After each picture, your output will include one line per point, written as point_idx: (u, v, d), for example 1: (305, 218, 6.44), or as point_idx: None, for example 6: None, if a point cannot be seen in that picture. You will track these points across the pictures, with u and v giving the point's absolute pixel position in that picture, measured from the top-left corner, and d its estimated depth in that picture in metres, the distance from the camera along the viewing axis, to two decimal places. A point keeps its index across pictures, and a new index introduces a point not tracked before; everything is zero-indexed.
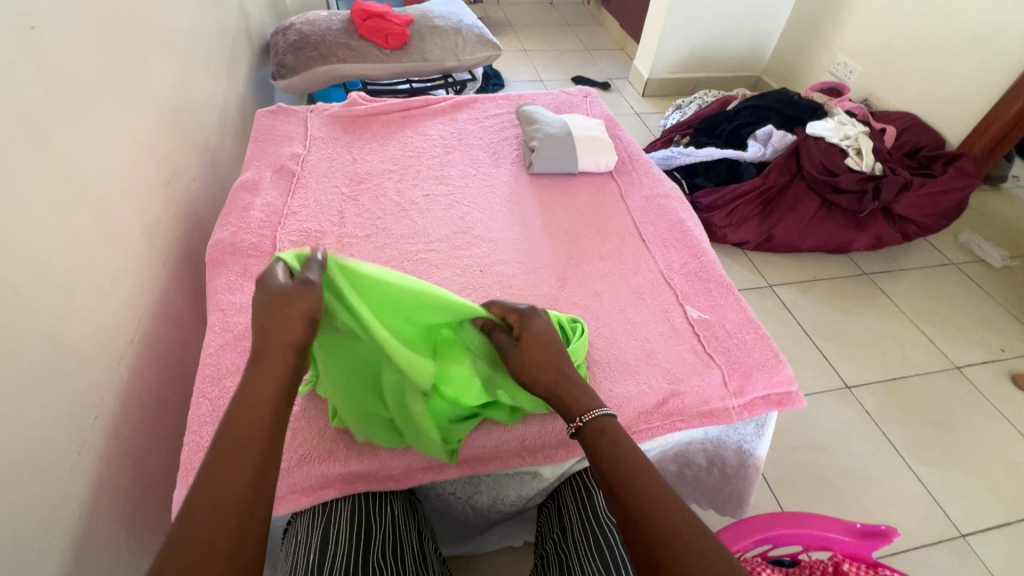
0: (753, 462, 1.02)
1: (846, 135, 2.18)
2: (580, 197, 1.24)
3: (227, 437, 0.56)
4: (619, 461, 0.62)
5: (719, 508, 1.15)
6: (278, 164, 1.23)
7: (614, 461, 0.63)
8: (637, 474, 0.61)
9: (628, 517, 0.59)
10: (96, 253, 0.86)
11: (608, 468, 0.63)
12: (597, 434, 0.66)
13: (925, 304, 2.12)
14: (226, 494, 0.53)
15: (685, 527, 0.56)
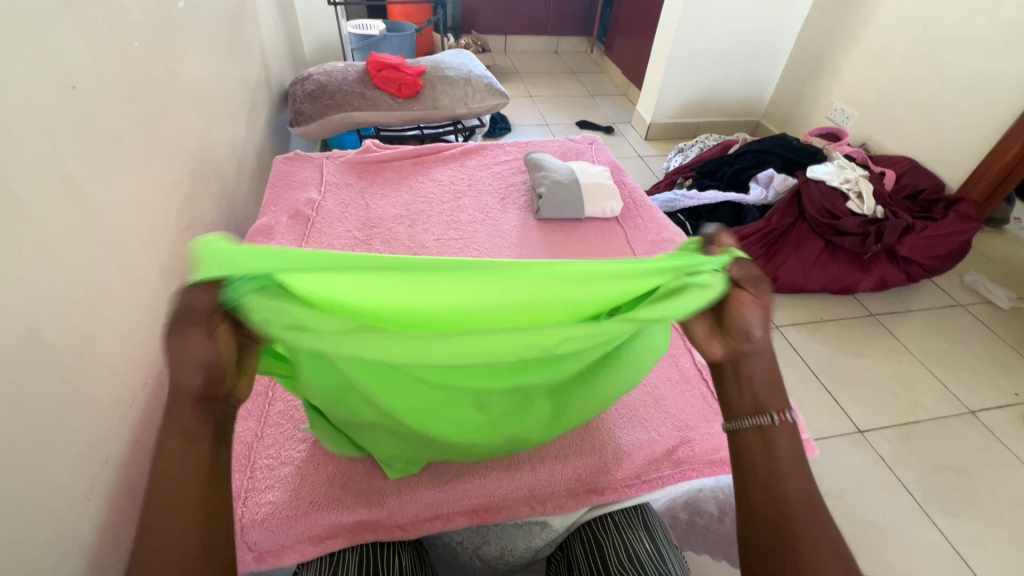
0: None
1: (846, 178, 2.24)
2: (587, 241, 1.27)
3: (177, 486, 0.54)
4: (778, 454, 0.62)
5: (732, 559, 1.11)
6: (293, 209, 1.27)
7: (775, 452, 0.62)
8: (791, 475, 0.61)
9: (766, 489, 0.61)
10: (117, 298, 0.88)
11: (762, 450, 0.63)
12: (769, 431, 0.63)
13: (935, 346, 2.11)
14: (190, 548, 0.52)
15: (815, 537, 0.58)
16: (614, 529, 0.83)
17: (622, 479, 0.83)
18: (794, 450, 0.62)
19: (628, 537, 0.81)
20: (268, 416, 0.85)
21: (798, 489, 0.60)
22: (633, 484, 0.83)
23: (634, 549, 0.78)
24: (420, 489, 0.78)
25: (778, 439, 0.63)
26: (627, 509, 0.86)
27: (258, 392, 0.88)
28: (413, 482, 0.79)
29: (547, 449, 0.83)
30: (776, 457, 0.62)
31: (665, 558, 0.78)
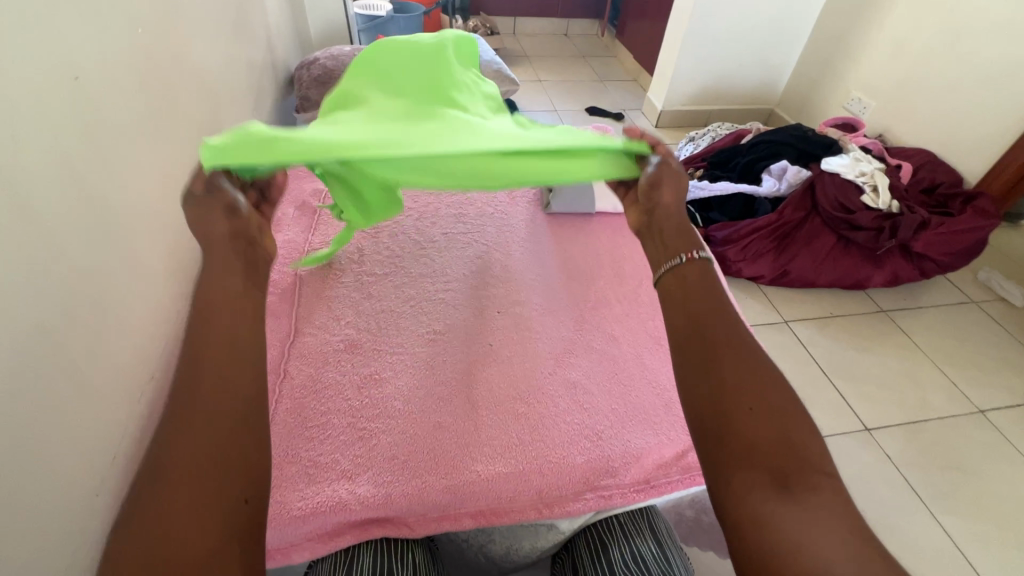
0: None
1: (861, 171, 2.20)
2: (598, 236, 1.24)
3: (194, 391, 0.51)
4: (691, 288, 0.69)
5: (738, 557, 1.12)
6: (300, 200, 1.25)
7: (688, 288, 0.69)
8: (708, 304, 0.66)
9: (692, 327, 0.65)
10: (124, 292, 0.87)
11: (679, 291, 0.69)
12: (679, 269, 0.71)
13: (945, 343, 2.09)
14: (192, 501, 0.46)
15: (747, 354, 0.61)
16: (620, 531, 0.83)
17: (629, 483, 0.82)
18: (706, 283, 0.69)
19: (634, 538, 0.81)
20: (276, 412, 0.85)
21: (728, 339, 0.63)
22: (642, 490, 0.82)
23: (638, 550, 0.79)
24: (426, 490, 0.77)
25: (690, 272, 0.70)
26: (633, 511, 0.86)
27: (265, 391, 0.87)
28: (419, 482, 0.77)
29: (555, 452, 0.82)
30: (694, 296, 0.68)
31: (670, 560, 0.78)
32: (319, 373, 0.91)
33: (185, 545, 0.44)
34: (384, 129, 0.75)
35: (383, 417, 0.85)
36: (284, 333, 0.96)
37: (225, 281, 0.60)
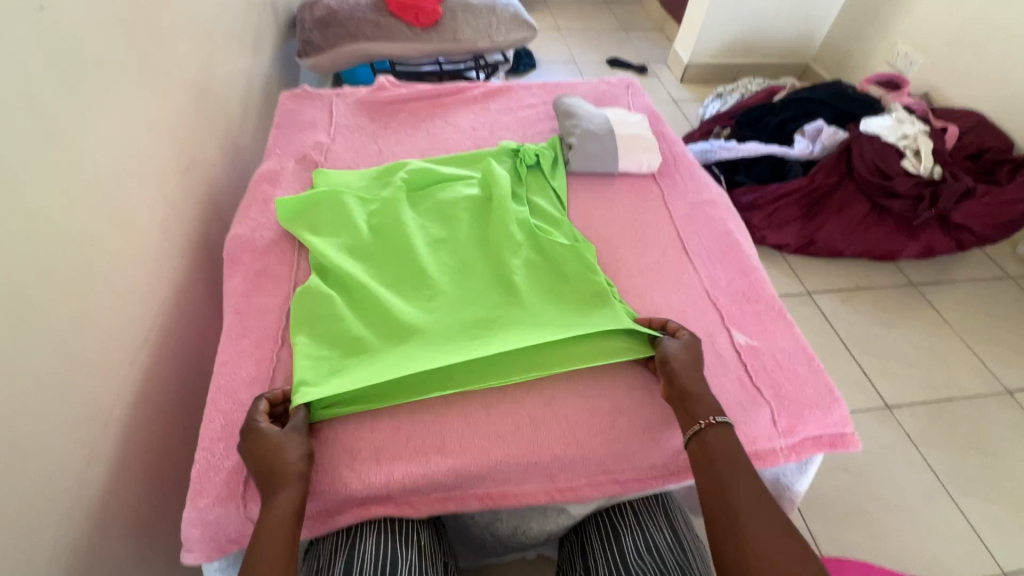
0: (790, 496, 0.96)
1: (904, 134, 2.02)
2: (620, 199, 1.14)
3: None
4: (710, 447, 0.69)
5: None
6: (300, 153, 1.16)
7: (707, 447, 0.69)
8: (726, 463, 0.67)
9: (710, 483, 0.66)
10: (110, 251, 0.81)
11: (701, 451, 0.69)
12: (704, 438, 0.70)
13: (977, 320, 1.99)
14: None
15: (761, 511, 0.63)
16: (633, 518, 0.78)
17: (646, 468, 0.77)
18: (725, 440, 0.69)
19: (647, 525, 0.77)
20: (275, 381, 0.80)
21: (745, 491, 0.65)
22: (661, 476, 0.78)
23: (653, 538, 0.75)
24: (429, 466, 0.73)
25: (712, 438, 0.70)
26: (647, 497, 0.82)
27: (265, 359, 0.82)
28: (423, 457, 0.73)
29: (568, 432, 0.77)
30: (714, 455, 0.68)
31: (686, 549, 0.74)
32: None
33: None
34: (418, 315, 0.85)
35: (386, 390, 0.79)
36: (282, 298, 0.90)
37: (279, 500, 0.62)
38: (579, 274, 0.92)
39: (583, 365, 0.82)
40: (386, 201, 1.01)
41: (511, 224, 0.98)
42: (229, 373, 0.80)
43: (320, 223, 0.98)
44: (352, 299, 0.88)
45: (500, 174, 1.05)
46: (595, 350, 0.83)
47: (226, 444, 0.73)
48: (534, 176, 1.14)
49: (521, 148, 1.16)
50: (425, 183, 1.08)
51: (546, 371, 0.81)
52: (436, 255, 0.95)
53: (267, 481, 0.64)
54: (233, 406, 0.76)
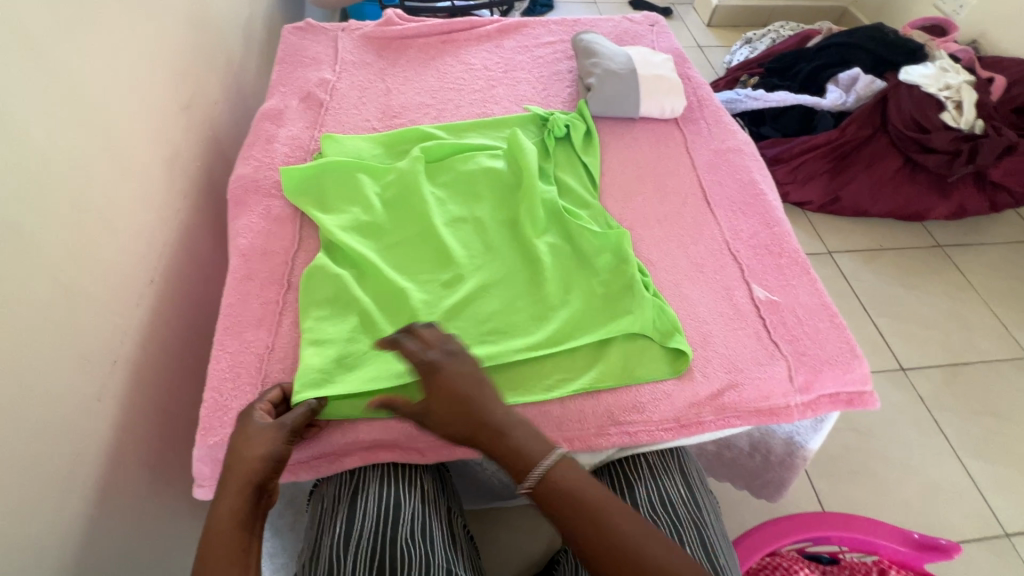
0: (801, 454, 0.97)
1: (947, 83, 1.88)
2: (640, 146, 1.08)
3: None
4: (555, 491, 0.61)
5: (754, 492, 1.10)
6: (304, 91, 1.11)
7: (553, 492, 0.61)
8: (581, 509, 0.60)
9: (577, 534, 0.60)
10: (107, 186, 0.79)
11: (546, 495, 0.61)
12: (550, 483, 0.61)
13: (1002, 284, 1.92)
14: None
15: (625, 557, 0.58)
16: (648, 470, 0.79)
17: (658, 421, 0.74)
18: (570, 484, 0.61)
19: (662, 478, 0.78)
20: (282, 323, 0.78)
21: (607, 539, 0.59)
22: (672, 428, 0.75)
23: (668, 492, 0.76)
24: None
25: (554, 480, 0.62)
26: (662, 450, 0.82)
27: (271, 302, 0.80)
28: None
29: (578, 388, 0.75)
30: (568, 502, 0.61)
31: (699, 504, 0.76)
32: None
33: None
34: (436, 307, 0.80)
35: None
36: (288, 241, 0.87)
37: (221, 516, 0.59)
38: (611, 266, 0.86)
39: (606, 367, 0.77)
40: (402, 174, 0.93)
41: (538, 206, 0.91)
42: (234, 315, 0.78)
43: (330, 198, 0.92)
44: (363, 285, 0.82)
45: (528, 147, 0.97)
46: (620, 351, 0.78)
47: (232, 384, 0.72)
48: (563, 148, 1.04)
49: (550, 117, 1.06)
50: (445, 154, 1.00)
51: (569, 371, 0.77)
52: (455, 239, 0.89)
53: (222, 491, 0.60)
54: (239, 348, 0.75)
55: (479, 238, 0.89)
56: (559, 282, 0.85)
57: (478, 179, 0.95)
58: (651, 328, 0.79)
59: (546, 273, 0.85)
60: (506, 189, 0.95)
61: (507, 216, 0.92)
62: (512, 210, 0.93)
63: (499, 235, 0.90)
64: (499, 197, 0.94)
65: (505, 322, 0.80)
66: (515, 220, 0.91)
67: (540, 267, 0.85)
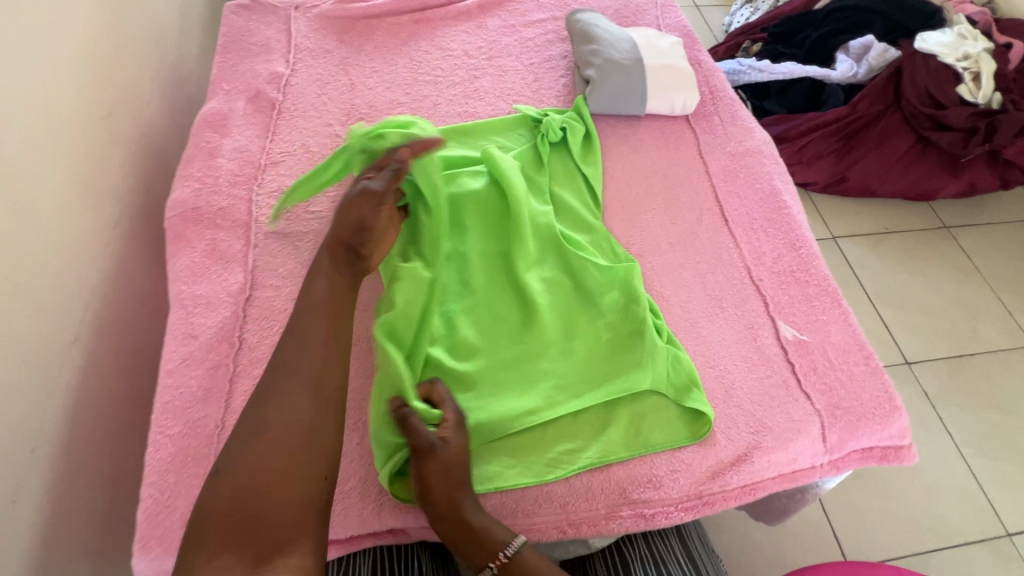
0: (813, 492, 0.80)
1: (964, 53, 1.73)
2: (646, 149, 0.94)
3: (232, 513, 0.50)
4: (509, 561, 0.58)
5: (757, 515, 0.95)
6: (252, 88, 0.93)
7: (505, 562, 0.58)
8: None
9: None
10: (7, 231, 0.64)
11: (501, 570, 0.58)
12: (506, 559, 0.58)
13: (1008, 266, 1.77)
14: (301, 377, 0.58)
15: None
16: (646, 553, 0.70)
17: (676, 498, 0.65)
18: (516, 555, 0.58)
19: (662, 560, 0.70)
20: (233, 397, 0.66)
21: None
22: (691, 507, 0.66)
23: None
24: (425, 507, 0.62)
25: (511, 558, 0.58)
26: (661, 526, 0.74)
27: (220, 367, 0.67)
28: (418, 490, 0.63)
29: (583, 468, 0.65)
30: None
31: None
32: None
33: (293, 415, 0.56)
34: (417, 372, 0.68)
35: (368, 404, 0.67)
36: (238, 286, 0.74)
37: (317, 283, 0.66)
38: (617, 306, 0.75)
39: (617, 434, 0.67)
40: None
41: (530, 237, 0.78)
42: (177, 388, 0.66)
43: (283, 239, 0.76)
44: None
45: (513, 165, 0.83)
46: (630, 411, 0.69)
47: (177, 477, 0.61)
48: (559, 156, 0.90)
49: (543, 119, 0.91)
50: None
51: (574, 442, 0.66)
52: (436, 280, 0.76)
53: (272, 387, 0.57)
54: (184, 429, 0.63)
55: (465, 277, 0.77)
56: (558, 329, 0.74)
57: (459, 201, 0.81)
58: (665, 385, 0.69)
59: (543, 318, 0.73)
60: (491, 214, 0.82)
61: (496, 248, 0.79)
62: (501, 240, 0.80)
63: (487, 272, 0.77)
64: (484, 224, 0.81)
65: (498, 384, 0.69)
66: (504, 252, 0.79)
67: (536, 310, 0.73)
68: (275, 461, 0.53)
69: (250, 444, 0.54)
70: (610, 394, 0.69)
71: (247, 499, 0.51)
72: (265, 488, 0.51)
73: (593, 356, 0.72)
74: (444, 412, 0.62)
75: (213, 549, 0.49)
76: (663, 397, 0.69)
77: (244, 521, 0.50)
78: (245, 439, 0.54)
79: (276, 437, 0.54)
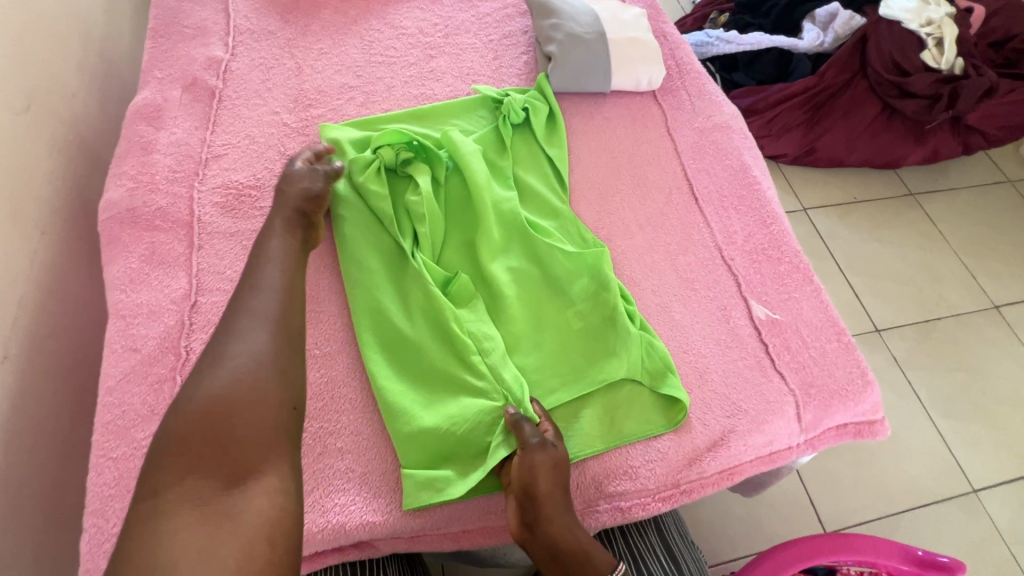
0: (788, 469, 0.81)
1: (927, 19, 1.73)
2: (613, 128, 0.91)
3: (203, 439, 0.49)
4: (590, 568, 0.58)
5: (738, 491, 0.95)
6: (188, 76, 0.86)
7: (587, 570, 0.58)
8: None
9: None
10: None
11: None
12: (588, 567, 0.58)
13: (972, 231, 1.80)
14: (265, 319, 0.57)
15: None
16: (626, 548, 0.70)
17: (652, 490, 0.64)
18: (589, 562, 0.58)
19: (642, 551, 0.70)
20: None
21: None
22: (669, 497, 0.64)
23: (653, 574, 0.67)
24: (395, 515, 0.59)
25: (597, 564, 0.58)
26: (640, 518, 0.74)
27: (164, 380, 0.63)
28: (389, 496, 0.60)
29: None
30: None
31: None
32: None
33: (254, 351, 0.54)
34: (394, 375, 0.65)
35: (331, 410, 0.64)
36: (182, 292, 0.68)
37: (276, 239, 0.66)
38: (588, 294, 0.72)
39: (595, 426, 0.65)
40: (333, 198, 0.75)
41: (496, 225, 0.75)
42: (118, 406, 0.61)
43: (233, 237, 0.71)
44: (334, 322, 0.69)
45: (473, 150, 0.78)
46: (607, 403, 0.67)
47: (122, 503, 0.57)
48: (522, 138, 0.86)
49: (504, 99, 0.87)
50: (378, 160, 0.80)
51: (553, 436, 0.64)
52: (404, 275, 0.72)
53: (233, 317, 0.57)
54: (129, 449, 0.59)
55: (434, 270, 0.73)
56: (531, 321, 0.71)
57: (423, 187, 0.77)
58: (642, 372, 0.68)
59: (516, 311, 0.70)
60: (456, 203, 0.78)
61: (463, 238, 0.76)
62: (468, 229, 0.76)
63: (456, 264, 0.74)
64: (449, 213, 0.77)
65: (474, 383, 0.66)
66: (472, 242, 0.75)
67: (502, 301, 0.70)
68: (246, 385, 0.52)
69: (214, 367, 0.52)
70: (586, 384, 0.67)
71: (214, 418, 0.50)
72: (233, 408, 0.50)
73: (568, 347, 0.70)
74: (542, 419, 0.63)
75: (181, 470, 0.47)
76: (638, 384, 0.68)
77: (214, 441, 0.49)
78: (208, 364, 0.53)
79: (241, 374, 0.52)
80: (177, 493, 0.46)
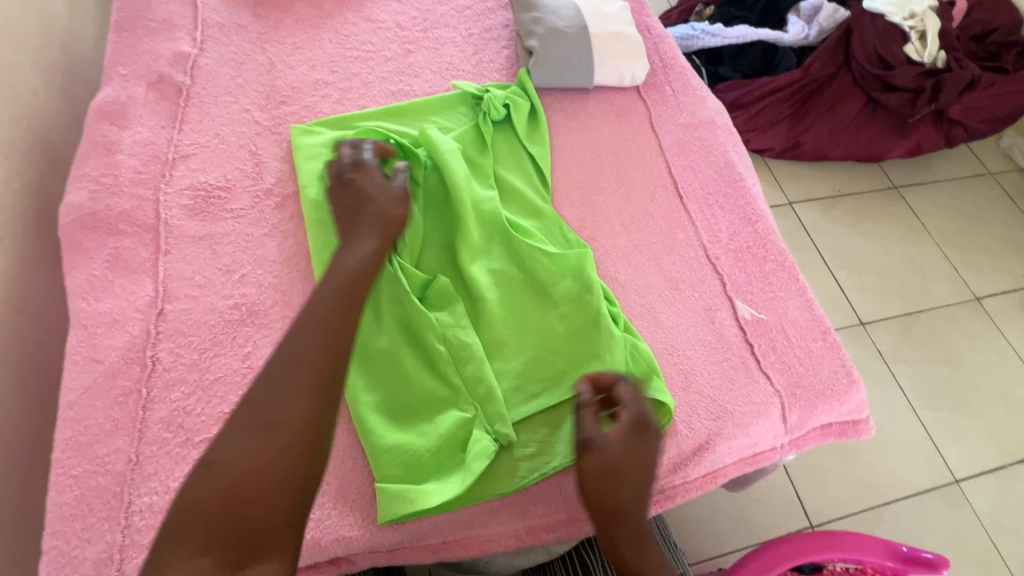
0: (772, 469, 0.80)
1: (911, 12, 1.72)
2: (596, 124, 0.89)
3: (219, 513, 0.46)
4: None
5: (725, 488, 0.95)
6: (154, 72, 0.83)
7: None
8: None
9: None
10: None
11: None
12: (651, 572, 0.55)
13: (955, 224, 1.81)
14: (309, 374, 0.51)
15: None
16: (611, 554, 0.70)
17: None
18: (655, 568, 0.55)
19: None
20: (146, 427, 0.59)
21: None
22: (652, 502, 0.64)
23: None
24: (373, 529, 0.58)
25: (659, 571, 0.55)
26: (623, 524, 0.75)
27: (129, 393, 0.60)
28: (367, 509, 0.58)
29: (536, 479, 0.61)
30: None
31: None
32: (207, 359, 0.63)
33: (290, 416, 0.50)
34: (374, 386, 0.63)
35: None
36: (148, 299, 0.66)
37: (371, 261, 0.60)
38: (571, 295, 0.70)
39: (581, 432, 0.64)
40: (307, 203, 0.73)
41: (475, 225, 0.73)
42: (80, 421, 0.59)
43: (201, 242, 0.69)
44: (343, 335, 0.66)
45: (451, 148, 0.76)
46: None
47: (84, 524, 0.54)
48: (503, 135, 0.84)
49: (485, 95, 0.84)
50: None
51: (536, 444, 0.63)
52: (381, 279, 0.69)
53: (277, 368, 0.51)
54: (92, 467, 0.56)
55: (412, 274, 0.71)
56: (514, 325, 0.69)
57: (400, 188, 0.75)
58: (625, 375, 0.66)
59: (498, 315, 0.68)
60: (434, 203, 0.75)
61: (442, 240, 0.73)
62: (446, 230, 0.74)
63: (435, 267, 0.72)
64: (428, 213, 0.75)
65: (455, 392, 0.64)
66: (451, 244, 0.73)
67: (482, 305, 0.68)
68: (272, 459, 0.48)
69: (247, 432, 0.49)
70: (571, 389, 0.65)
71: (233, 498, 0.47)
72: (252, 484, 0.47)
73: (552, 351, 0.68)
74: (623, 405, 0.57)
75: (192, 546, 0.45)
76: None
77: (230, 520, 0.46)
78: (241, 426, 0.49)
79: (271, 443, 0.49)
80: (181, 573, 0.44)
